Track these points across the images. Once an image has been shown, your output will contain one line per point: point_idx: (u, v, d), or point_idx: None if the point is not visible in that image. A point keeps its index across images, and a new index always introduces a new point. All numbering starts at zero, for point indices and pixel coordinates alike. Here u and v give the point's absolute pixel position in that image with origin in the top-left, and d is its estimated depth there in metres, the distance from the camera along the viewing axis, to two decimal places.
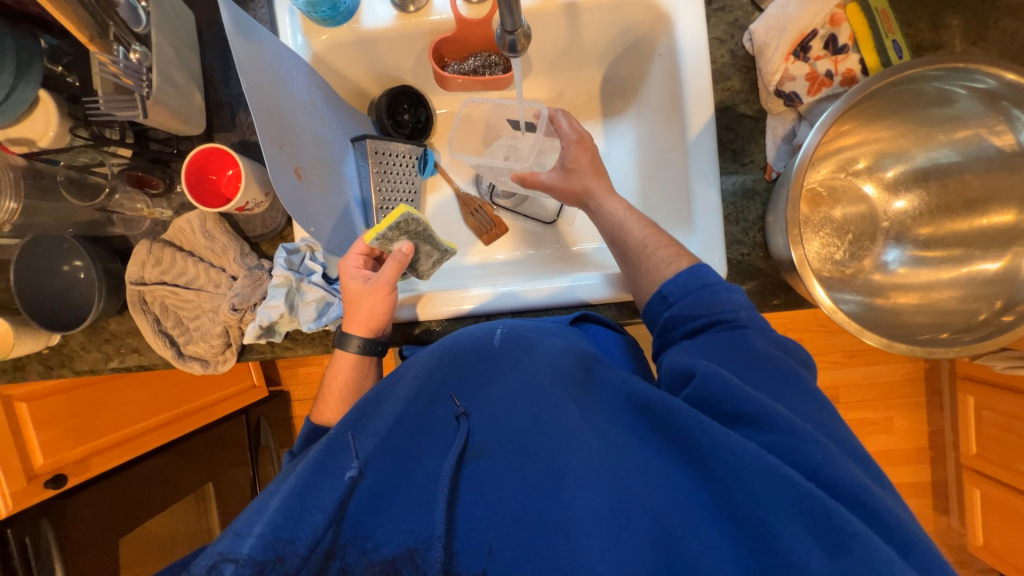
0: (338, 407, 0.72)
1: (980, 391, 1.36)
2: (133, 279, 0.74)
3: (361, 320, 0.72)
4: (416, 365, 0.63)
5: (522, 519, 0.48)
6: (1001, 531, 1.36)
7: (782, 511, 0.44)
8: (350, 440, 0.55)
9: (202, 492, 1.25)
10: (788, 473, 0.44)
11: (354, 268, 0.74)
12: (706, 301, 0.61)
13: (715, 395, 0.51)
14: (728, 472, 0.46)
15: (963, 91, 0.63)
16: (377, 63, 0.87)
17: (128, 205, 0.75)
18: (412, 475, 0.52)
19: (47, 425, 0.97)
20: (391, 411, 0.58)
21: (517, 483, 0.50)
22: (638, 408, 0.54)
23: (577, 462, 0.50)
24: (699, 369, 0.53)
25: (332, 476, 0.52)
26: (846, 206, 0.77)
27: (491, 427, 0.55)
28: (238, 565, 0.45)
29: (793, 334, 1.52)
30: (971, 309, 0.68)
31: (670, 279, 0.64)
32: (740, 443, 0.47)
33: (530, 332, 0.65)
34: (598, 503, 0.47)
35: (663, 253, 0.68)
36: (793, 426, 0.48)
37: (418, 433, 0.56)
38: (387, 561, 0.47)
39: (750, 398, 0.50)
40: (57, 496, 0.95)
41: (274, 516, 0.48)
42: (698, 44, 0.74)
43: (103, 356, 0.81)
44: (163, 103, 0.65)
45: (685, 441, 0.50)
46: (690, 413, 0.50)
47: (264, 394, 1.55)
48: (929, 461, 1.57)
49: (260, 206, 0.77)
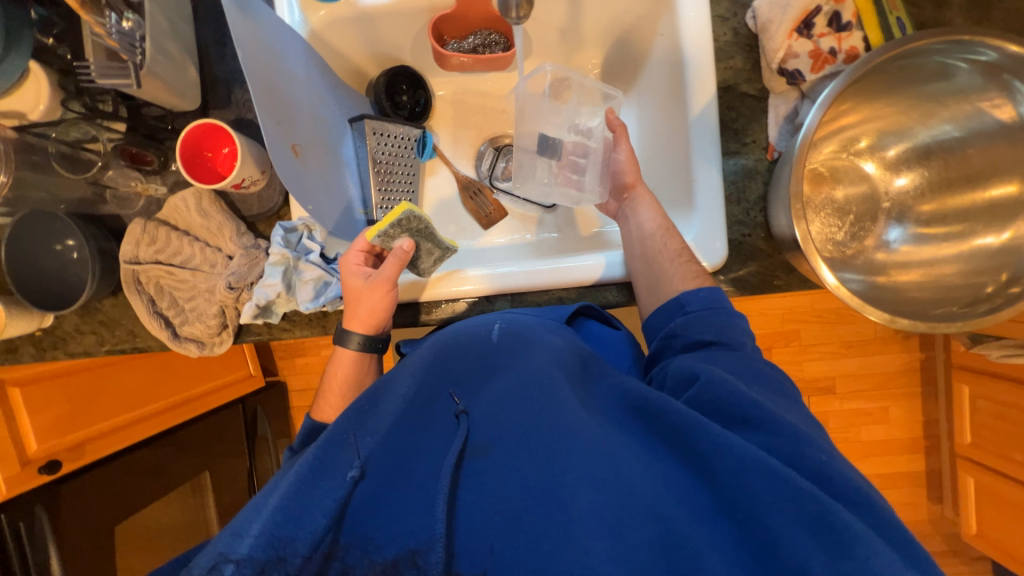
0: (337, 405, 0.71)
1: (975, 379, 1.37)
2: (127, 258, 0.73)
3: (359, 314, 0.71)
4: (413, 361, 0.62)
5: (522, 518, 0.47)
6: (997, 520, 1.37)
7: (782, 512, 0.44)
8: (350, 438, 0.53)
9: (197, 481, 1.24)
10: (788, 474, 0.45)
11: (354, 265, 0.72)
12: (719, 321, 0.63)
13: (721, 398, 0.53)
14: (728, 474, 0.47)
15: (964, 64, 0.63)
16: (375, 41, 0.86)
17: (121, 181, 0.73)
18: (411, 473, 0.52)
19: (39, 411, 0.95)
20: (389, 410, 0.56)
21: (519, 482, 0.49)
22: (636, 411, 0.55)
23: (578, 462, 0.49)
24: (706, 372, 0.56)
25: (332, 474, 0.50)
26: (848, 186, 0.77)
27: (491, 425, 0.54)
28: (239, 565, 0.44)
29: (790, 324, 1.53)
30: (976, 283, 0.67)
31: (692, 292, 0.66)
32: (739, 446, 0.47)
33: (529, 327, 0.66)
34: (600, 503, 0.46)
35: (660, 244, 0.72)
36: (778, 422, 0.51)
37: (418, 430, 0.55)
38: (389, 562, 0.47)
39: (741, 396, 0.53)
40: (51, 482, 0.93)
41: (274, 513, 0.47)
42: (701, 21, 0.74)
43: (97, 338, 0.80)
44: (157, 74, 0.64)
45: (685, 443, 0.51)
46: (688, 414, 0.51)
47: (260, 384, 1.56)
48: (925, 450, 1.57)
49: (257, 184, 0.76)
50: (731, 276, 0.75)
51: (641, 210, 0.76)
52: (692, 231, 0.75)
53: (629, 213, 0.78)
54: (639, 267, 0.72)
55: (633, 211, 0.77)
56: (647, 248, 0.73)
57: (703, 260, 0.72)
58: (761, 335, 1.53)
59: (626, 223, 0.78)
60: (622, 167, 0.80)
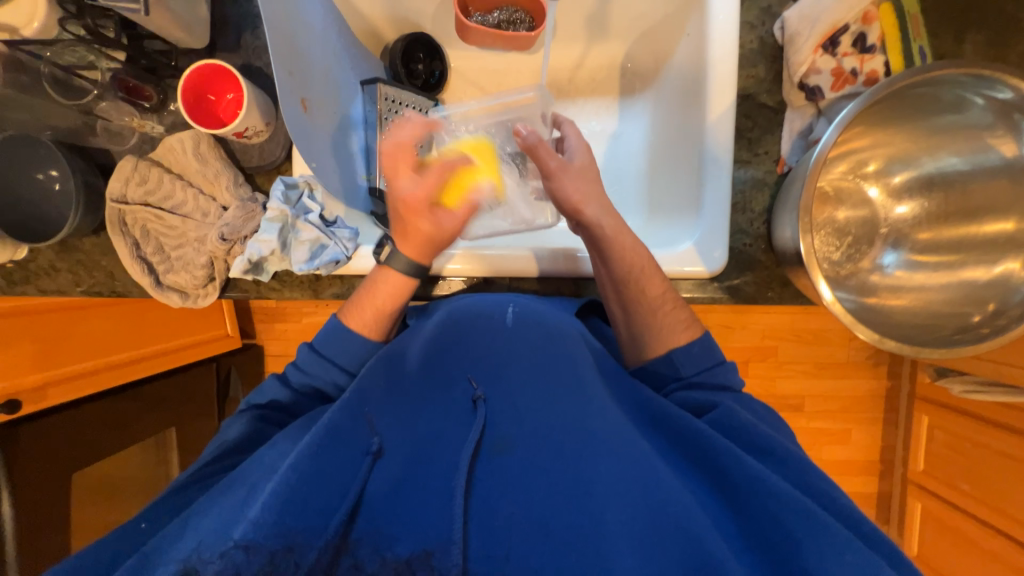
0: (370, 318, 0.65)
1: (936, 411, 1.43)
2: (114, 196, 0.70)
3: (416, 241, 0.62)
4: (428, 342, 0.63)
5: (546, 523, 0.49)
6: (936, 544, 1.44)
7: (817, 553, 0.45)
8: (366, 416, 0.55)
9: (162, 440, 1.20)
10: (827, 521, 0.47)
11: (403, 161, 0.59)
12: (715, 379, 0.64)
13: (738, 428, 0.57)
14: (761, 504, 0.49)
15: (980, 99, 0.64)
16: (396, 2, 0.83)
17: (115, 114, 0.69)
18: (436, 463, 0.53)
19: (6, 346, 0.90)
20: (411, 393, 0.59)
21: (546, 484, 0.51)
22: (660, 424, 0.58)
23: (605, 472, 0.51)
24: (725, 403, 0.59)
25: (351, 448, 0.52)
26: (849, 209, 0.79)
27: (513, 421, 0.56)
28: (249, 554, 0.43)
29: (768, 341, 1.56)
30: (962, 312, 0.70)
31: (685, 348, 0.64)
32: (772, 481, 0.50)
33: (545, 312, 0.64)
34: (627, 515, 0.48)
35: (643, 296, 0.65)
36: (802, 464, 0.54)
37: (441, 419, 0.57)
38: (402, 561, 0.46)
39: (756, 430, 0.57)
40: (10, 423, 0.88)
41: (288, 478, 0.47)
42: (729, 24, 0.73)
43: (74, 278, 0.76)
44: (165, 4, 0.61)
45: (710, 461, 0.54)
46: (720, 439, 0.53)
47: (236, 346, 1.48)
48: (879, 473, 1.64)
49: (260, 135, 0.73)
50: (727, 283, 0.75)
51: (609, 251, 0.65)
52: (695, 234, 0.75)
53: (593, 246, 0.67)
54: (617, 311, 0.68)
55: (598, 247, 0.66)
56: (623, 293, 0.66)
57: (702, 266, 0.73)
58: (741, 348, 1.56)
59: (593, 257, 0.69)
60: (564, 187, 0.65)
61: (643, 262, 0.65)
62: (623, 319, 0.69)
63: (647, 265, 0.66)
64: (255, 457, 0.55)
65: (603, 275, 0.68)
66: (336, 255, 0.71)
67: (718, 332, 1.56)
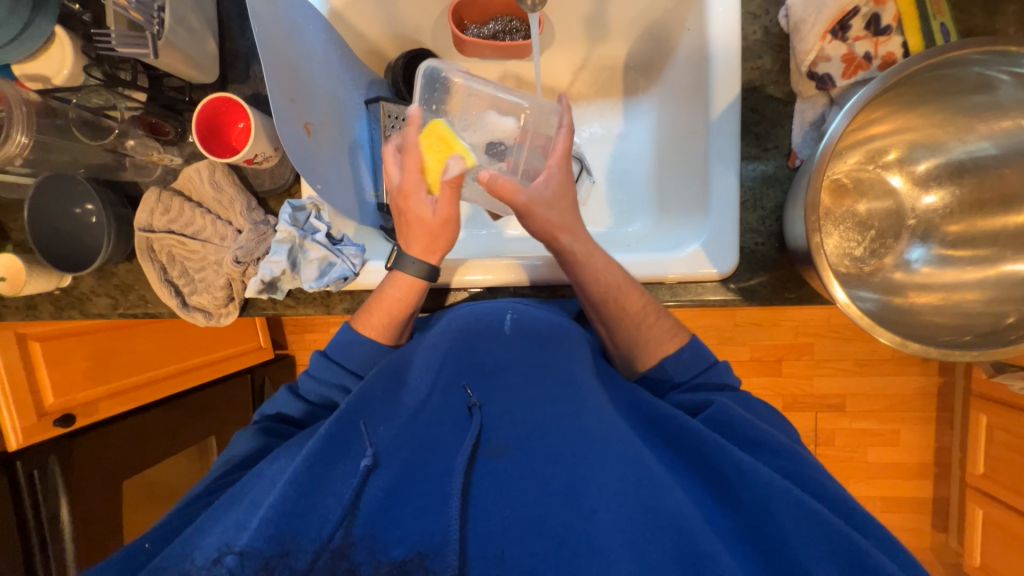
0: (382, 321, 0.66)
1: (994, 410, 1.31)
2: (142, 225, 0.74)
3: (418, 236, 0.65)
4: (426, 350, 0.63)
5: (540, 523, 0.49)
6: (1002, 556, 1.33)
7: (808, 542, 0.45)
8: (362, 425, 0.55)
9: (204, 444, 1.27)
10: (814, 506, 0.47)
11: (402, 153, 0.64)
12: (712, 380, 0.63)
13: (732, 426, 0.56)
14: (752, 497, 0.49)
15: (1004, 76, 0.59)
16: (395, 22, 0.85)
17: (141, 150, 0.75)
18: (428, 472, 0.53)
19: (58, 365, 0.98)
20: (406, 403, 0.59)
21: (540, 488, 0.51)
22: (655, 424, 0.57)
23: (600, 472, 0.50)
24: (717, 401, 0.58)
25: (347, 458, 0.53)
26: (871, 201, 0.75)
27: (506, 423, 0.56)
28: (243, 560, 0.45)
29: (802, 337, 1.48)
30: (997, 312, 0.64)
31: (674, 357, 0.62)
32: (760, 469, 0.50)
33: (539, 317, 0.66)
34: (621, 513, 0.48)
35: (623, 314, 0.63)
36: (795, 454, 0.54)
37: (435, 426, 0.56)
38: (397, 563, 0.47)
39: (749, 426, 0.56)
40: (65, 435, 0.97)
41: (286, 488, 0.49)
42: (729, 15, 0.70)
43: (111, 301, 0.82)
44: (175, 45, 0.66)
45: (702, 459, 0.53)
46: (708, 433, 0.53)
47: (270, 356, 1.53)
48: (933, 478, 1.52)
49: (269, 160, 0.76)
50: (741, 285, 0.72)
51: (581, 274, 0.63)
52: (702, 236, 0.72)
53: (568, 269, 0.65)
54: (600, 330, 0.66)
55: (571, 269, 0.64)
56: (603, 313, 0.64)
57: (712, 268, 0.70)
58: (771, 346, 1.49)
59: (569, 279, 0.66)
60: (539, 217, 0.62)
61: (622, 280, 0.63)
62: (608, 335, 0.67)
63: (625, 283, 0.63)
64: (255, 471, 0.56)
65: (582, 297, 0.66)
66: (344, 272, 0.74)
67: (746, 330, 1.49)
